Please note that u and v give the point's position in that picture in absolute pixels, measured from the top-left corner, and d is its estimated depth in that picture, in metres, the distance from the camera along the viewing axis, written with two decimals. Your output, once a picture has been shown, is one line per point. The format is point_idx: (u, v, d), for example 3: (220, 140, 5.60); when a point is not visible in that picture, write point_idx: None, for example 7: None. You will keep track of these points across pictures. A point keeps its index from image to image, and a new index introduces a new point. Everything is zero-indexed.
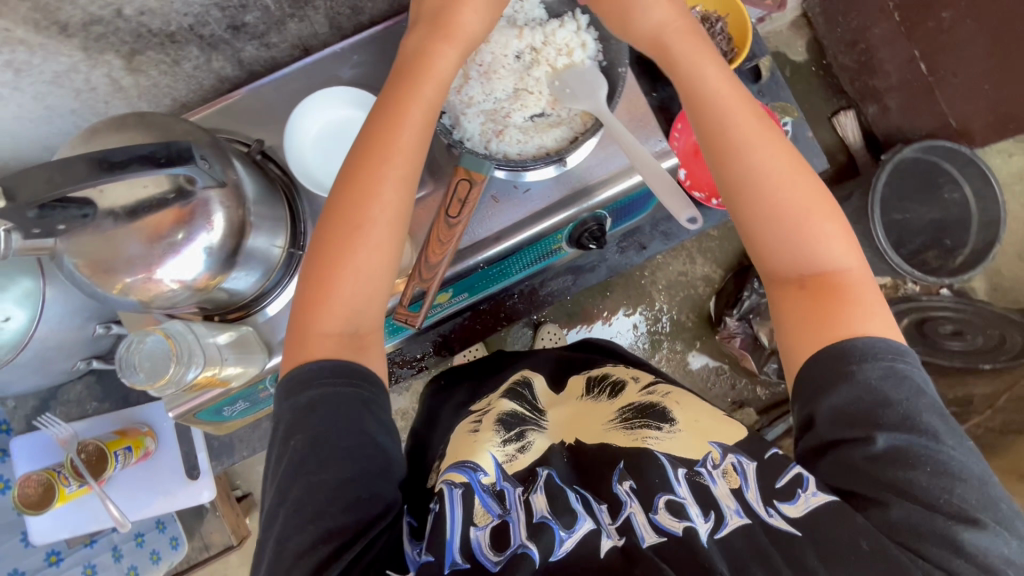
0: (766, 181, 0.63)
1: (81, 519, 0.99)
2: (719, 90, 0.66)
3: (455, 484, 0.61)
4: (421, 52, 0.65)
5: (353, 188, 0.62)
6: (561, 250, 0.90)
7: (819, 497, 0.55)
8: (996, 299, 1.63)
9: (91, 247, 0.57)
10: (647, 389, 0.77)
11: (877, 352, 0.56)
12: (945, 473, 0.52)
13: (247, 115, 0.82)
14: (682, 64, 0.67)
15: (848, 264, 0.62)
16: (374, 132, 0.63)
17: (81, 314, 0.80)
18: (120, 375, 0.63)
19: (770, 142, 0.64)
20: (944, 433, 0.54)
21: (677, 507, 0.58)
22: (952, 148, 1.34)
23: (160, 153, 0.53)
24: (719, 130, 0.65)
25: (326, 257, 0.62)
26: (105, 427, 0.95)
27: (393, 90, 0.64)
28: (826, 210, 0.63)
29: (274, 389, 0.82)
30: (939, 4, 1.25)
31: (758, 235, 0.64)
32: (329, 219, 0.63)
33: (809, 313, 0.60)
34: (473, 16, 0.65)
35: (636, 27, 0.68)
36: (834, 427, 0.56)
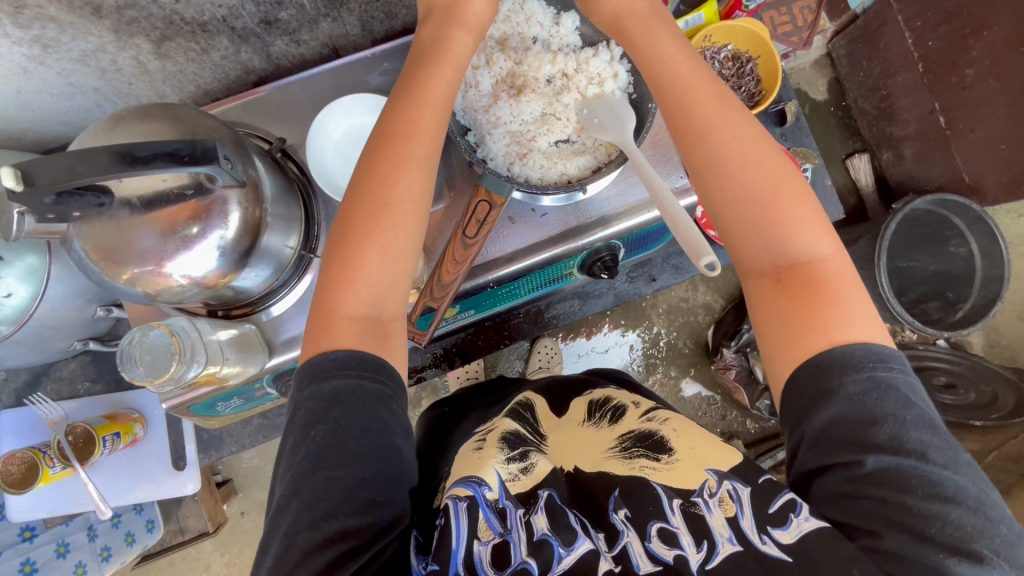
0: (734, 163, 0.60)
1: (62, 500, 0.98)
2: (678, 73, 0.63)
3: (460, 498, 0.60)
4: (438, 35, 0.65)
5: (382, 161, 0.61)
6: (572, 276, 0.90)
7: (812, 522, 0.54)
8: (992, 355, 1.64)
9: (104, 236, 0.57)
10: (647, 416, 0.77)
11: (856, 363, 0.54)
12: (937, 497, 0.50)
13: (271, 111, 0.82)
14: (639, 45, 0.65)
15: (823, 252, 0.59)
16: (404, 111, 0.62)
17: (82, 295, 0.79)
18: (120, 368, 0.62)
19: (736, 122, 0.62)
20: (936, 449, 0.51)
21: (668, 534, 0.58)
22: (964, 205, 1.31)
23: (184, 151, 0.53)
24: (681, 115, 0.62)
25: (344, 230, 0.62)
26: (94, 410, 0.94)
27: (414, 65, 0.65)
28: (797, 194, 0.60)
29: (271, 389, 0.82)
30: (964, 60, 1.25)
31: (729, 224, 0.61)
32: (354, 195, 0.61)
33: (787, 311, 0.58)
34: (481, 2, 0.66)
35: (599, 6, 0.67)
36: (821, 451, 0.54)
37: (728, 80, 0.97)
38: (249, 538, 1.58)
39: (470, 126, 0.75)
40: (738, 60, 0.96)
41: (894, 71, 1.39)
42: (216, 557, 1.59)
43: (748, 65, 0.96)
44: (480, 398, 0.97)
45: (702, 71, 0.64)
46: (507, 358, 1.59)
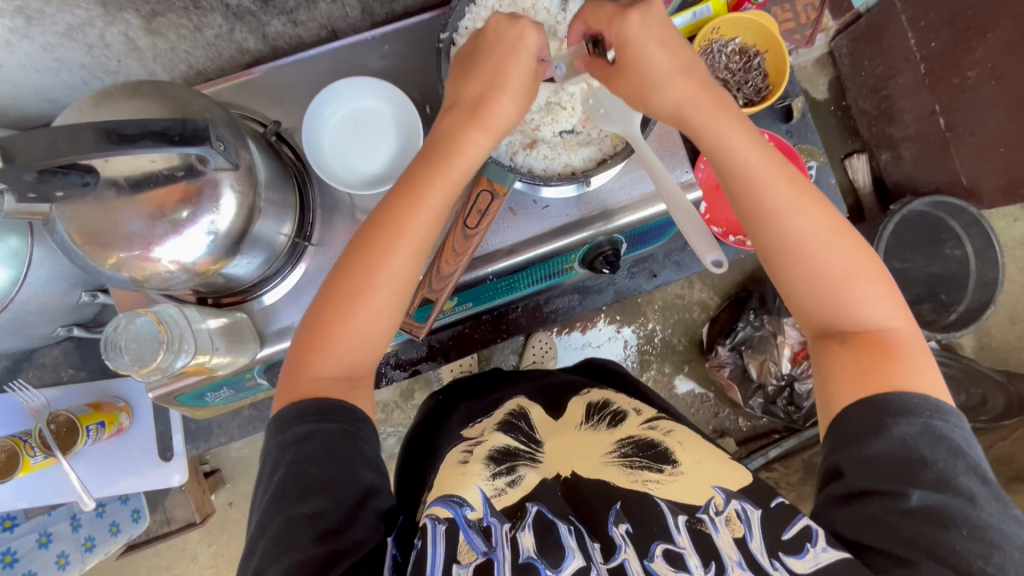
0: (812, 247, 0.61)
1: (45, 489, 0.96)
2: (751, 161, 0.61)
3: (439, 520, 0.59)
4: (453, 133, 0.61)
5: (364, 250, 0.61)
6: (572, 270, 0.88)
7: (829, 553, 0.53)
8: (982, 358, 1.65)
9: (89, 217, 0.54)
10: (649, 424, 0.75)
11: (914, 409, 0.54)
12: (980, 539, 0.49)
13: (265, 93, 0.79)
14: (704, 133, 0.61)
15: (897, 323, 0.60)
16: (398, 202, 0.60)
17: (67, 279, 0.76)
18: (104, 357, 0.59)
19: (809, 207, 0.61)
20: (986, 498, 0.51)
21: (673, 555, 0.57)
22: (960, 207, 1.32)
23: (174, 130, 0.50)
24: (751, 196, 0.61)
25: (326, 303, 0.61)
26: (76, 398, 0.91)
27: (428, 162, 0.61)
28: (871, 272, 0.61)
29: (262, 379, 0.79)
30: (966, 63, 1.25)
31: (798, 295, 0.63)
32: (333, 283, 0.61)
33: (854, 367, 0.58)
34: (510, 104, 0.61)
35: (658, 99, 0.60)
36: (865, 477, 0.54)
37: (735, 74, 0.95)
38: (236, 529, 1.59)
39: None
40: (745, 54, 0.95)
41: (897, 72, 1.37)
42: (203, 547, 1.60)
43: (755, 60, 0.95)
44: (472, 393, 0.94)
45: (770, 152, 0.62)
46: (502, 352, 1.58)
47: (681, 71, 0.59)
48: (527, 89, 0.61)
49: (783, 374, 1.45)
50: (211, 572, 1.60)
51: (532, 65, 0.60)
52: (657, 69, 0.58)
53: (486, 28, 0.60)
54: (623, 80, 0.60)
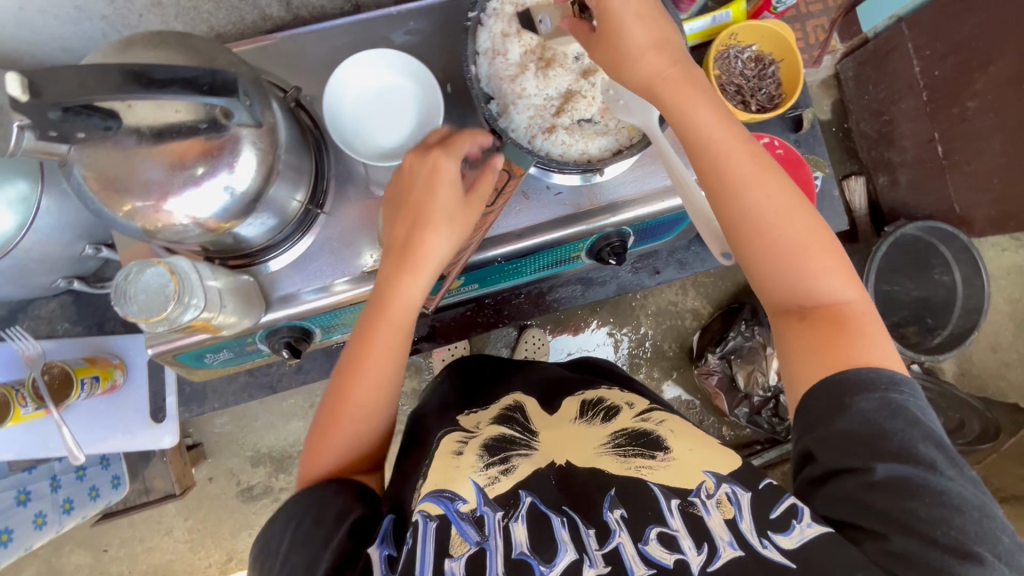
0: (770, 220, 0.59)
1: (32, 443, 0.94)
2: (715, 137, 0.59)
3: (430, 517, 0.60)
4: (388, 282, 0.66)
5: (336, 388, 0.69)
6: (580, 259, 0.89)
7: (814, 528, 0.54)
8: (961, 383, 1.69)
9: (108, 162, 0.54)
10: (641, 416, 0.76)
11: (871, 384, 0.55)
12: (943, 504, 0.51)
13: (284, 59, 0.78)
14: (672, 113, 0.59)
15: (848, 296, 0.60)
16: (355, 346, 0.68)
17: (71, 230, 0.75)
18: (114, 304, 0.58)
19: (772, 179, 0.59)
20: (944, 463, 0.53)
21: (668, 538, 0.58)
22: (952, 234, 1.34)
23: (204, 79, 0.50)
24: (714, 172, 0.59)
25: (318, 431, 0.71)
26: (73, 351, 0.90)
27: (373, 308, 0.68)
28: (826, 245, 0.60)
29: (263, 345, 0.79)
30: (966, 93, 1.27)
31: (756, 271, 0.61)
32: (319, 418, 0.71)
33: (815, 345, 0.58)
34: (438, 241, 0.65)
35: (630, 72, 0.58)
36: (833, 456, 0.55)
37: (750, 81, 0.96)
38: (214, 505, 1.59)
39: (493, 94, 0.71)
40: (761, 62, 0.96)
41: (899, 98, 1.41)
42: (179, 522, 1.59)
43: (770, 68, 0.96)
44: (471, 385, 0.94)
45: (733, 126, 0.60)
46: (494, 345, 1.59)
47: (652, 44, 0.57)
48: (452, 222, 0.65)
49: (769, 385, 1.51)
50: (185, 547, 1.59)
51: (452, 198, 0.64)
52: (631, 37, 0.56)
53: (405, 169, 0.65)
54: (599, 49, 0.58)
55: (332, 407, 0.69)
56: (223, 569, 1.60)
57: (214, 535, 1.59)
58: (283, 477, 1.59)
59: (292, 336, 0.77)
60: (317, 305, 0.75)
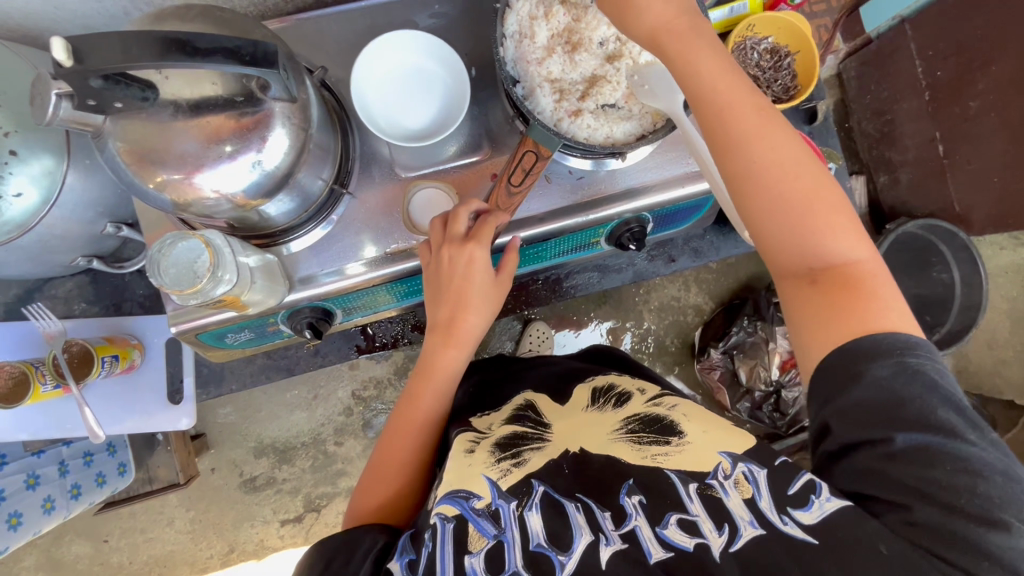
0: (776, 174, 0.58)
1: (45, 423, 0.94)
2: (718, 85, 0.58)
3: (447, 518, 0.61)
4: (432, 355, 0.75)
5: (387, 443, 0.75)
6: (599, 245, 0.90)
7: (833, 502, 0.55)
8: (957, 380, 1.72)
9: (142, 134, 0.54)
10: (654, 402, 0.76)
11: (884, 349, 0.54)
12: (966, 471, 0.50)
13: (307, 40, 0.78)
14: (677, 61, 0.58)
15: (858, 255, 0.58)
16: (404, 407, 0.76)
17: (95, 208, 0.75)
18: (149, 276, 0.58)
19: (777, 132, 0.58)
20: (965, 427, 0.52)
21: (688, 523, 0.58)
22: (952, 231, 1.37)
23: (245, 50, 0.50)
24: (719, 125, 0.58)
25: (366, 484, 0.74)
26: (91, 331, 0.90)
27: (419, 373, 0.77)
28: (835, 202, 0.58)
29: (283, 326, 0.79)
30: (969, 93, 1.29)
31: (762, 232, 0.60)
32: (369, 473, 0.75)
33: (825, 309, 0.57)
34: (475, 320, 0.74)
35: (636, 23, 0.59)
36: (850, 428, 0.55)
37: (766, 72, 0.97)
38: (217, 496, 1.58)
39: (519, 77, 0.72)
40: (777, 54, 0.97)
41: (902, 97, 1.42)
42: (181, 513, 1.58)
43: (786, 60, 0.97)
44: (483, 387, 0.92)
45: (740, 82, 0.59)
46: (499, 338, 1.60)
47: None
48: (490, 302, 0.73)
49: (771, 380, 1.51)
50: (187, 537, 1.58)
51: (485, 284, 0.71)
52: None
53: (440, 261, 0.69)
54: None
55: (381, 460, 0.74)
56: (225, 561, 1.59)
57: (216, 526, 1.59)
58: (286, 468, 1.58)
59: (314, 316, 0.77)
60: (334, 288, 0.75)
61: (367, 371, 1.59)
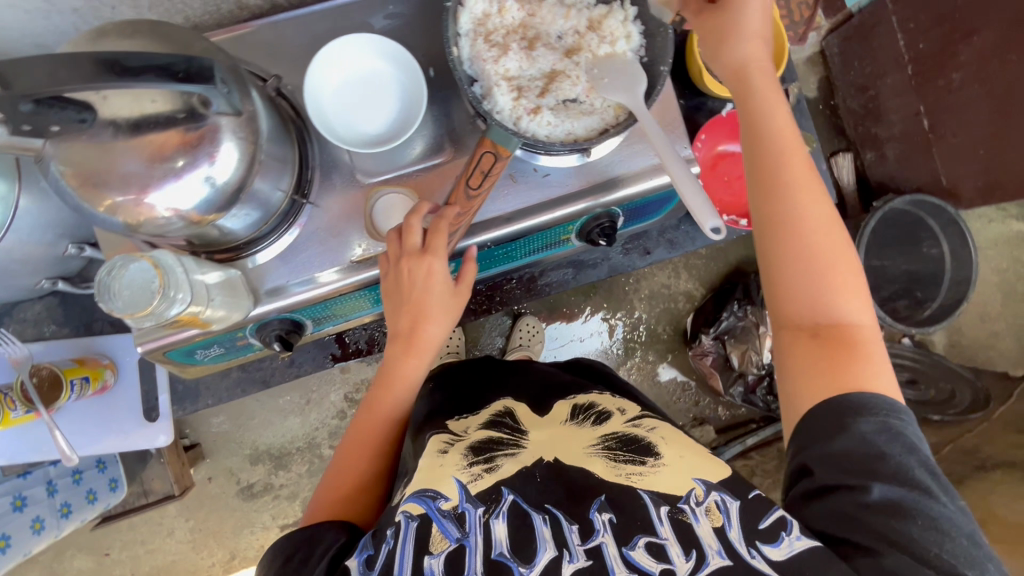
0: (808, 222, 0.58)
1: (23, 447, 0.94)
2: (782, 130, 0.61)
3: (412, 517, 0.60)
4: (393, 364, 0.74)
5: (348, 445, 0.76)
6: (570, 242, 0.89)
7: (803, 541, 0.54)
8: (951, 355, 1.71)
9: (84, 157, 0.53)
10: (633, 422, 0.75)
11: (873, 407, 0.54)
12: (935, 528, 0.51)
13: (264, 48, 0.77)
14: (756, 96, 0.62)
15: (862, 320, 0.58)
16: (364, 409, 0.77)
17: (53, 230, 0.74)
18: (97, 300, 0.57)
19: (821, 190, 0.60)
20: (937, 489, 0.53)
21: (656, 548, 0.57)
22: (939, 206, 1.35)
23: (178, 66, 0.49)
24: (769, 161, 0.60)
25: (328, 485, 0.74)
26: (62, 353, 0.90)
27: (379, 380, 0.76)
28: (853, 267, 0.59)
29: (253, 339, 0.78)
30: (952, 65, 1.26)
31: (777, 272, 0.59)
32: (330, 474, 0.75)
33: (824, 360, 0.57)
34: (436, 329, 0.73)
35: (729, 52, 0.62)
36: (831, 472, 0.55)
37: None
38: (216, 505, 1.58)
39: (476, 76, 0.70)
40: None
41: (885, 72, 1.40)
42: (181, 523, 1.59)
43: None
44: (460, 388, 0.92)
45: (801, 138, 0.62)
46: (489, 334, 1.60)
47: (760, 36, 0.62)
48: (449, 311, 0.73)
49: (763, 363, 1.51)
50: (187, 547, 1.59)
51: (445, 293, 0.71)
52: (752, 20, 0.62)
53: (401, 274, 0.68)
54: (711, 23, 0.63)
55: (343, 460, 0.75)
56: (227, 568, 1.59)
57: (216, 535, 1.59)
58: (283, 474, 1.59)
59: (283, 328, 0.76)
60: (305, 297, 0.73)
61: (359, 374, 1.59)
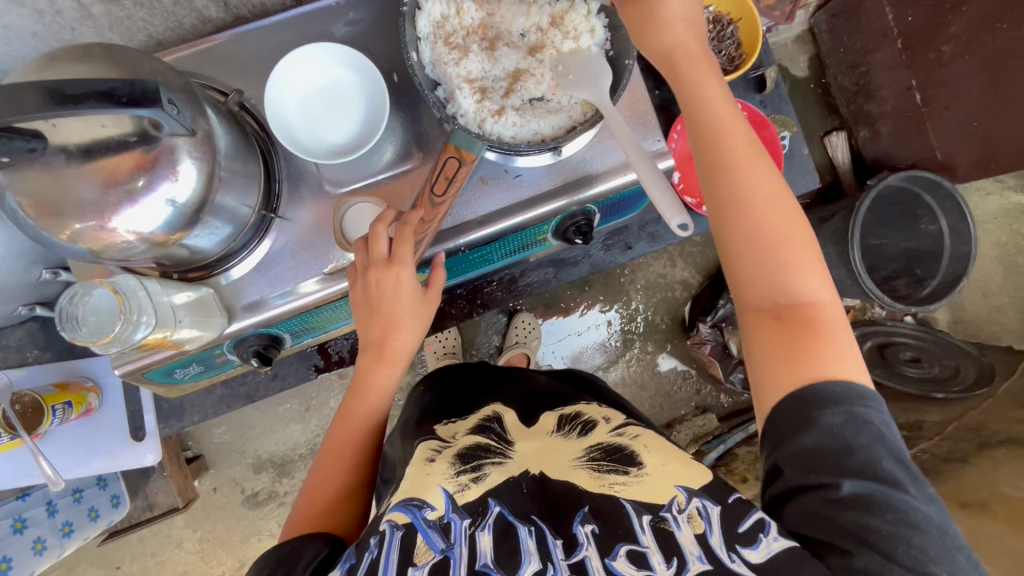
0: (756, 204, 0.57)
1: (12, 472, 0.96)
2: (718, 111, 0.59)
3: (397, 526, 0.60)
4: (366, 373, 0.74)
5: (325, 458, 0.75)
6: (547, 241, 0.88)
7: (780, 542, 0.53)
8: (955, 331, 1.68)
9: (39, 185, 0.53)
10: (617, 432, 0.74)
11: (837, 398, 0.53)
12: (904, 522, 0.50)
13: (226, 61, 0.76)
14: (685, 82, 0.60)
15: (822, 298, 0.57)
16: (339, 421, 0.76)
17: (24, 257, 0.76)
18: (60, 329, 0.59)
19: (764, 168, 0.58)
20: (907, 480, 0.52)
21: (637, 555, 0.56)
22: (935, 181, 1.29)
23: (122, 91, 0.49)
24: (711, 147, 0.58)
25: (306, 501, 0.72)
26: (43, 378, 0.92)
27: (354, 391, 0.76)
28: (807, 244, 0.57)
29: (232, 355, 0.78)
30: (941, 38, 1.22)
31: (732, 258, 0.58)
32: (308, 489, 0.73)
33: (786, 347, 0.55)
34: (407, 338, 0.73)
35: (653, 37, 0.60)
36: (801, 472, 0.54)
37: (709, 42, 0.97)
38: (222, 514, 1.60)
39: (439, 80, 0.69)
40: (719, 23, 0.97)
41: (874, 47, 1.36)
42: (189, 533, 1.60)
43: (728, 29, 0.97)
44: (448, 393, 0.92)
45: (741, 118, 0.60)
46: (485, 333, 1.59)
47: (684, 17, 0.60)
48: (422, 321, 0.73)
49: None
50: (196, 557, 1.60)
51: (416, 300, 0.71)
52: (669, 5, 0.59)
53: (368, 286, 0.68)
54: (632, 8, 0.60)
55: (322, 472, 0.73)
56: None
57: (224, 543, 1.60)
58: (287, 480, 1.59)
59: (260, 344, 0.75)
60: (286, 310, 0.73)
61: None
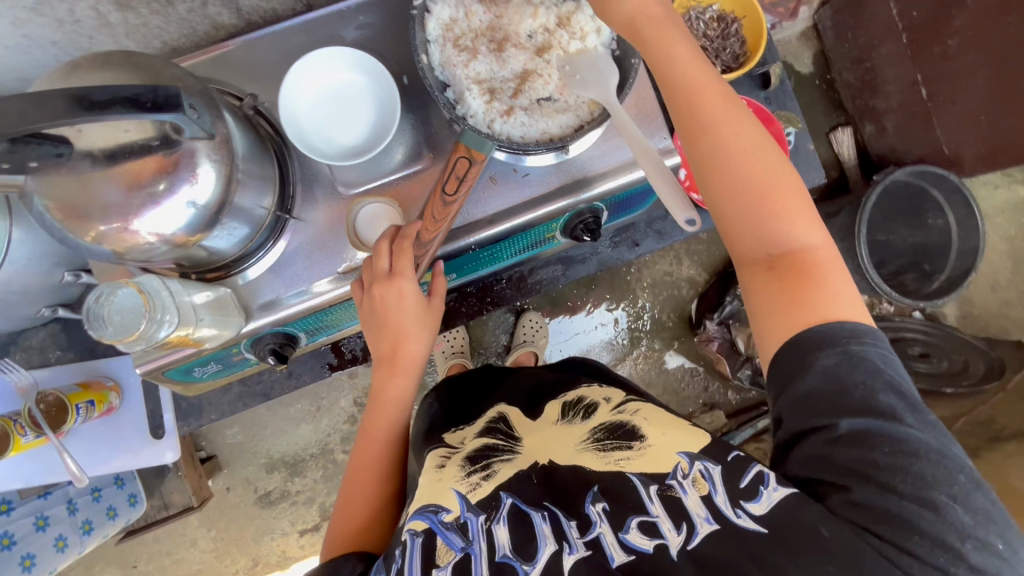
0: (739, 158, 0.58)
1: (35, 469, 0.98)
2: (687, 70, 0.59)
3: (416, 533, 0.63)
4: (381, 386, 0.78)
5: (352, 476, 0.77)
6: (556, 239, 0.89)
7: (780, 492, 0.55)
8: (964, 326, 1.67)
9: (65, 190, 0.55)
10: (618, 409, 0.76)
11: (833, 338, 0.53)
12: (902, 453, 0.50)
13: (240, 66, 0.78)
14: (652, 46, 0.60)
15: (812, 242, 0.57)
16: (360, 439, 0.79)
17: (48, 259, 0.79)
18: (87, 327, 0.61)
19: (741, 121, 0.59)
20: (904, 410, 0.52)
21: (648, 525, 0.58)
22: (942, 175, 1.30)
23: (146, 96, 0.51)
24: (687, 108, 0.59)
25: (340, 521, 0.74)
26: (66, 378, 0.95)
27: (371, 406, 0.79)
28: (792, 189, 0.58)
29: (249, 353, 0.80)
30: (947, 31, 1.22)
31: (722, 215, 0.59)
32: (341, 509, 0.76)
33: (780, 296, 0.56)
34: (416, 346, 0.76)
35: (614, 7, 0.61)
36: (800, 418, 0.55)
37: (713, 41, 0.98)
38: (235, 513, 1.62)
39: (448, 81, 0.71)
40: (723, 21, 0.98)
41: (879, 42, 1.37)
42: (203, 533, 1.63)
43: (733, 26, 0.98)
44: (456, 401, 0.94)
45: (711, 73, 0.60)
46: (493, 332, 1.60)
47: None
48: (429, 327, 0.76)
49: None
50: (211, 556, 1.62)
51: (419, 309, 0.73)
52: None
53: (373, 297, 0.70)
54: None
55: (349, 491, 0.76)
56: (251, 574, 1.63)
57: (238, 542, 1.62)
58: (298, 480, 1.61)
59: (277, 342, 0.77)
60: (301, 309, 0.75)
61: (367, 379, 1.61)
